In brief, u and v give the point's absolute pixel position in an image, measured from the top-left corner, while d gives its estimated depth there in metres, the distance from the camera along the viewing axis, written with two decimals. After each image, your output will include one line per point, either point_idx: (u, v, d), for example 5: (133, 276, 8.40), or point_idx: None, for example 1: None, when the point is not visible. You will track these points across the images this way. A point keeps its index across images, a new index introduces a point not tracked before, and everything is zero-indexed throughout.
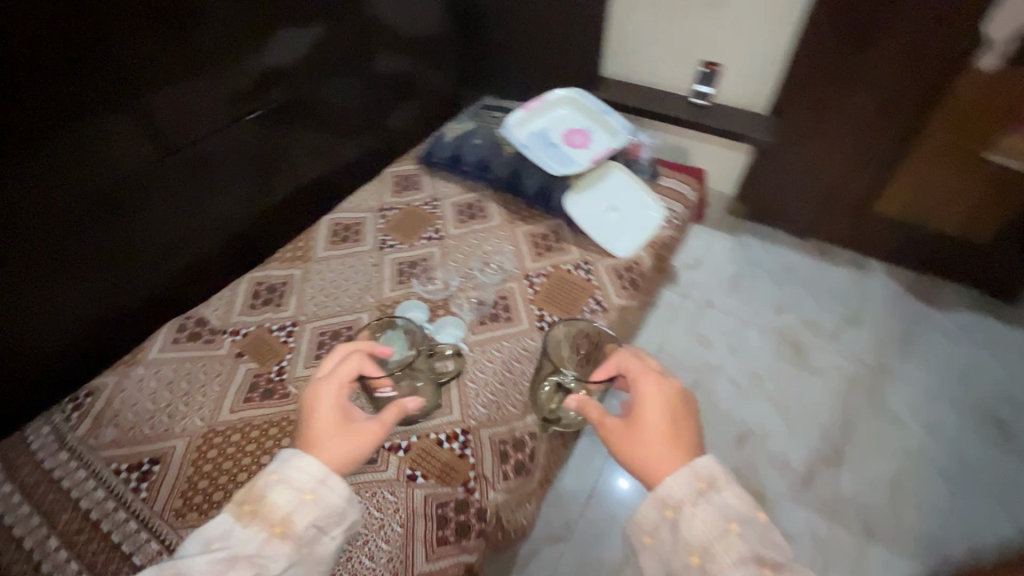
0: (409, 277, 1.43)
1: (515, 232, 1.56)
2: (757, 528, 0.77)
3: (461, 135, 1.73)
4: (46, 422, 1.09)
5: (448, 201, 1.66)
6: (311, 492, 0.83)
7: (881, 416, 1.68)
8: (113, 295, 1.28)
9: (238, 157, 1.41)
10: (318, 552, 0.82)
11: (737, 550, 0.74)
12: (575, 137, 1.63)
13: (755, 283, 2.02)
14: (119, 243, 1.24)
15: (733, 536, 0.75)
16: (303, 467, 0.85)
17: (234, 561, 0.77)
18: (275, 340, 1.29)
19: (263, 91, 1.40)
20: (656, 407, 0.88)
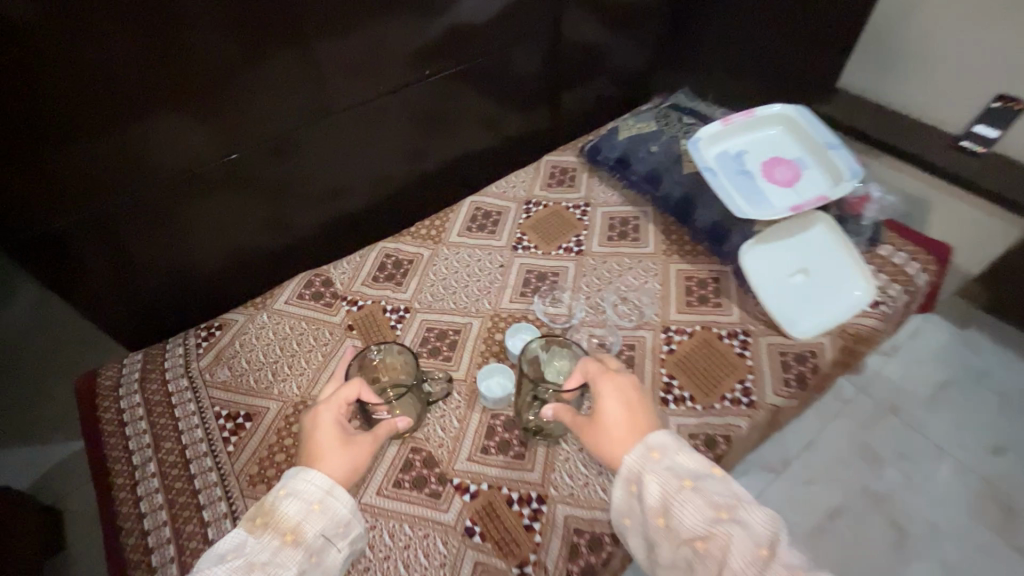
0: (534, 292, 1.29)
1: (667, 268, 1.32)
2: (709, 476, 0.76)
3: (638, 136, 1.49)
4: (181, 344, 1.20)
5: (601, 210, 1.46)
6: (318, 505, 0.81)
7: None
8: (264, 230, 1.34)
9: (399, 118, 1.35)
10: (328, 562, 0.79)
11: (698, 509, 0.74)
12: (779, 171, 1.28)
13: (971, 402, 1.51)
14: (275, 183, 1.26)
15: (691, 495, 0.75)
16: (307, 480, 0.83)
17: (250, 572, 0.75)
18: (385, 322, 1.26)
19: (438, 55, 1.30)
20: (614, 397, 0.86)
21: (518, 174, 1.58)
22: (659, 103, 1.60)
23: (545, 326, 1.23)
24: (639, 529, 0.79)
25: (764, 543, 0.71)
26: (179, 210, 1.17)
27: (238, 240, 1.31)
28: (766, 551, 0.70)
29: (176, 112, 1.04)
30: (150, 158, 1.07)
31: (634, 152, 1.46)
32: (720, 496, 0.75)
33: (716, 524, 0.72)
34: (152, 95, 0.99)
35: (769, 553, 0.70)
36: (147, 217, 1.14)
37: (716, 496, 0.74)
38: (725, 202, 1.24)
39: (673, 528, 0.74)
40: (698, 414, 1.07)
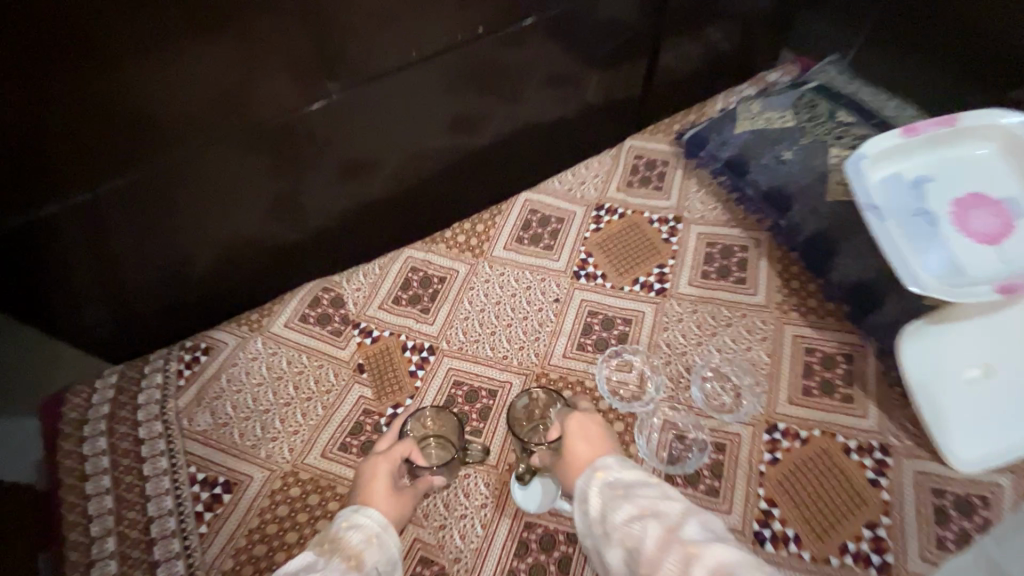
0: (596, 346, 0.99)
1: (780, 332, 0.97)
2: (650, 487, 0.66)
3: (763, 132, 1.08)
4: (160, 370, 1.00)
5: (696, 231, 1.10)
6: (378, 539, 0.72)
7: None
8: (272, 215, 0.98)
9: (453, 80, 0.95)
10: None
11: (642, 525, 0.63)
12: (976, 224, 0.88)
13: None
14: (286, 164, 0.92)
15: (630, 506, 0.65)
16: (358, 517, 0.74)
17: None
18: (404, 364, 1.00)
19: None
20: (578, 433, 0.77)
21: (590, 164, 1.22)
22: (799, 79, 1.14)
23: (605, 400, 0.93)
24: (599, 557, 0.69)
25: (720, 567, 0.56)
26: (157, 201, 0.85)
27: (241, 237, 0.98)
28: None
29: (131, 64, 0.69)
30: (105, 131, 0.74)
31: (754, 157, 1.06)
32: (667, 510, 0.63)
33: (660, 543, 0.60)
34: (86, 35, 0.65)
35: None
36: (115, 210, 0.83)
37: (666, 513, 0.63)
38: (890, 259, 0.85)
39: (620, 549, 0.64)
40: (803, 566, 0.79)
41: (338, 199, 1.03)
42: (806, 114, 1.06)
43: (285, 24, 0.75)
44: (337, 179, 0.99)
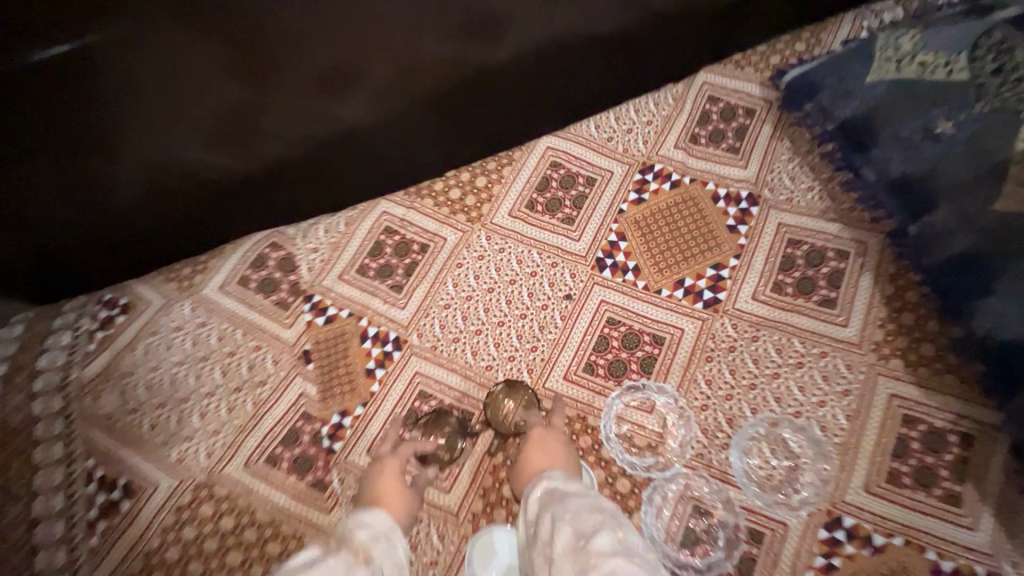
0: (610, 370, 0.74)
1: (872, 389, 0.69)
2: (580, 498, 0.54)
3: (916, 83, 0.70)
4: (69, 329, 0.81)
5: (779, 223, 0.78)
6: (388, 539, 0.54)
7: None
8: (217, 142, 0.74)
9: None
10: None
11: (556, 532, 0.50)
12: None
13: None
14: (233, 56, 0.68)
15: (554, 515, 0.52)
16: (364, 515, 0.56)
17: None
18: (360, 359, 0.78)
19: None
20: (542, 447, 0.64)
21: (642, 104, 0.88)
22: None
23: (608, 448, 0.70)
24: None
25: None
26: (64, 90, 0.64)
27: (171, 165, 0.73)
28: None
29: None
30: None
31: (889, 122, 0.71)
32: (587, 519, 0.50)
33: (566, 560, 0.46)
34: None
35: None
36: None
37: (584, 519, 0.49)
38: None
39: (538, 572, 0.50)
40: None
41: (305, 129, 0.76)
42: (991, 62, 0.68)
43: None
44: (304, 100, 0.74)
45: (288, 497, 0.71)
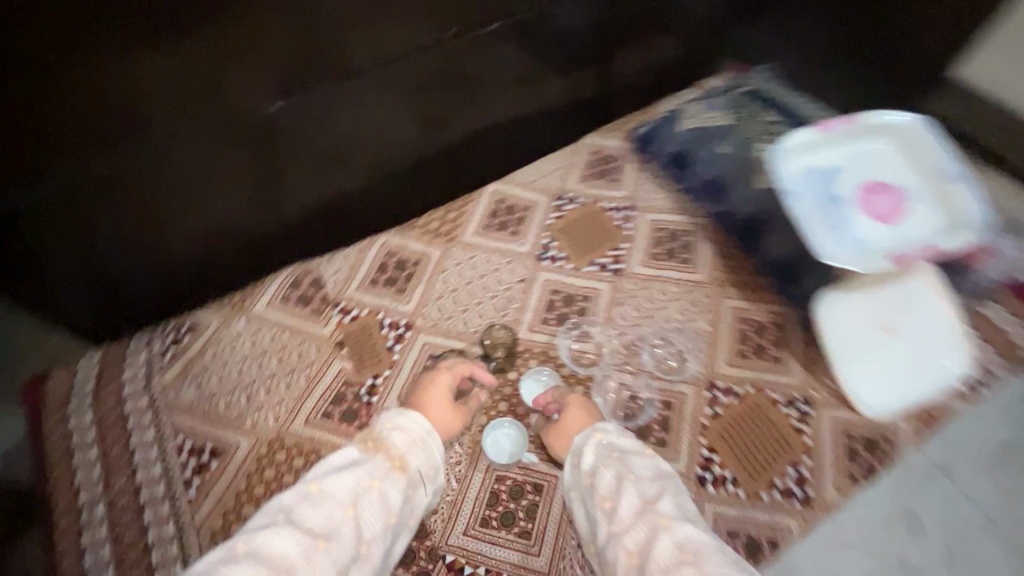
0: (558, 319, 1.09)
1: (719, 305, 1.09)
2: (641, 461, 0.82)
3: (703, 130, 1.23)
4: (145, 347, 1.04)
5: (647, 217, 1.21)
6: (421, 442, 0.82)
7: None
8: (254, 208, 1.03)
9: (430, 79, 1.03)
10: (413, 504, 0.79)
11: (626, 490, 0.77)
12: (877, 201, 1.03)
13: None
14: (261, 152, 0.96)
15: (620, 476, 0.80)
16: (409, 418, 0.84)
17: (361, 495, 0.72)
18: (381, 339, 1.07)
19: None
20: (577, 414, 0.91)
21: (550, 159, 1.33)
22: (737, 84, 1.30)
23: (566, 366, 1.04)
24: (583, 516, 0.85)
25: (688, 546, 0.69)
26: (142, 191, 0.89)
27: (225, 225, 1.03)
28: (682, 556, 0.68)
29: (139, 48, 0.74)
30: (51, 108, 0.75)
31: (695, 151, 1.21)
32: (649, 488, 0.78)
33: (636, 514, 0.75)
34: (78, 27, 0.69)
35: (688, 557, 0.67)
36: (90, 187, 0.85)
37: (649, 487, 0.78)
38: (805, 235, 1.00)
39: (599, 512, 0.79)
40: (739, 504, 0.90)
41: (318, 192, 1.08)
42: (737, 114, 1.23)
43: (287, 40, 0.84)
44: (317, 175, 1.05)
45: (342, 437, 0.96)
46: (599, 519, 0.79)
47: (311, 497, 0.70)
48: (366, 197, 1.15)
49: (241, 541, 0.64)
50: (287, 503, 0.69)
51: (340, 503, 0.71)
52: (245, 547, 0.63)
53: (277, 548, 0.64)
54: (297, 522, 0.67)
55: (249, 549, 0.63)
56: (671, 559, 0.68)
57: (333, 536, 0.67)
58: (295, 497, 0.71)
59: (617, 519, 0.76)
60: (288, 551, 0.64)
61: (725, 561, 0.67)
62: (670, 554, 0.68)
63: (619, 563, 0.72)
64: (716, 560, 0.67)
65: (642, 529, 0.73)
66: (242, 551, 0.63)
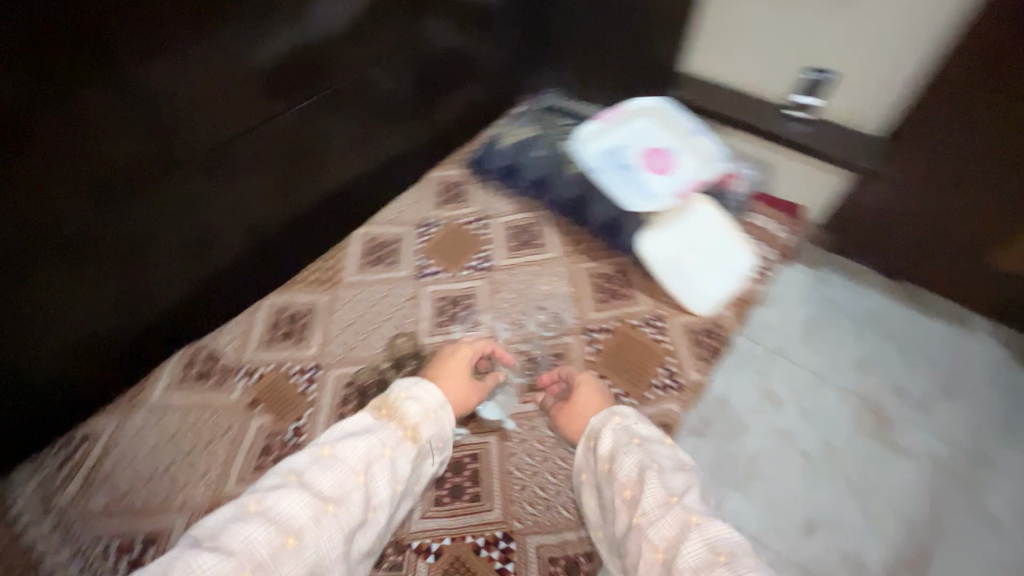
0: (451, 319, 1.24)
1: (575, 270, 1.33)
2: (661, 448, 0.91)
3: (521, 143, 1.52)
4: (35, 473, 0.99)
5: (499, 221, 1.43)
6: (434, 415, 0.94)
7: (970, 512, 1.41)
8: (124, 309, 1.05)
9: (275, 154, 1.16)
10: (422, 471, 0.92)
11: (650, 479, 0.86)
12: (655, 160, 1.37)
13: (835, 333, 1.68)
14: (123, 255, 0.99)
15: (640, 462, 0.89)
16: (423, 390, 0.96)
17: (373, 464, 0.85)
18: (293, 387, 1.12)
19: (305, 76, 1.12)
20: (588, 391, 1.06)
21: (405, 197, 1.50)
22: (532, 105, 1.64)
23: None
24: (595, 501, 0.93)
25: (717, 545, 0.78)
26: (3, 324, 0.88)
27: (94, 334, 1.02)
28: (716, 557, 0.76)
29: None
30: None
31: (520, 159, 1.49)
32: (672, 480, 0.87)
33: (662, 506, 0.83)
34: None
35: (718, 557, 0.76)
36: None
37: (673, 481, 0.86)
38: (616, 199, 1.33)
39: (619, 499, 0.87)
40: (635, 407, 1.11)
41: (190, 278, 1.13)
42: (541, 125, 1.54)
43: (130, 144, 0.92)
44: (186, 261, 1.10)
45: None
46: (620, 510, 0.86)
47: (323, 463, 0.84)
48: (238, 270, 1.22)
49: (254, 501, 0.79)
50: (304, 468, 0.83)
51: (351, 470, 0.84)
52: (258, 507, 0.78)
53: (287, 510, 0.78)
54: (308, 487, 0.81)
55: (262, 509, 0.78)
56: (704, 557, 0.76)
57: (340, 502, 0.81)
58: (309, 461, 0.84)
59: (644, 511, 0.83)
60: (298, 511, 0.78)
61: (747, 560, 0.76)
62: (703, 553, 0.77)
63: (647, 558, 0.80)
64: (743, 560, 0.76)
65: (670, 523, 0.80)
66: (256, 510, 0.78)
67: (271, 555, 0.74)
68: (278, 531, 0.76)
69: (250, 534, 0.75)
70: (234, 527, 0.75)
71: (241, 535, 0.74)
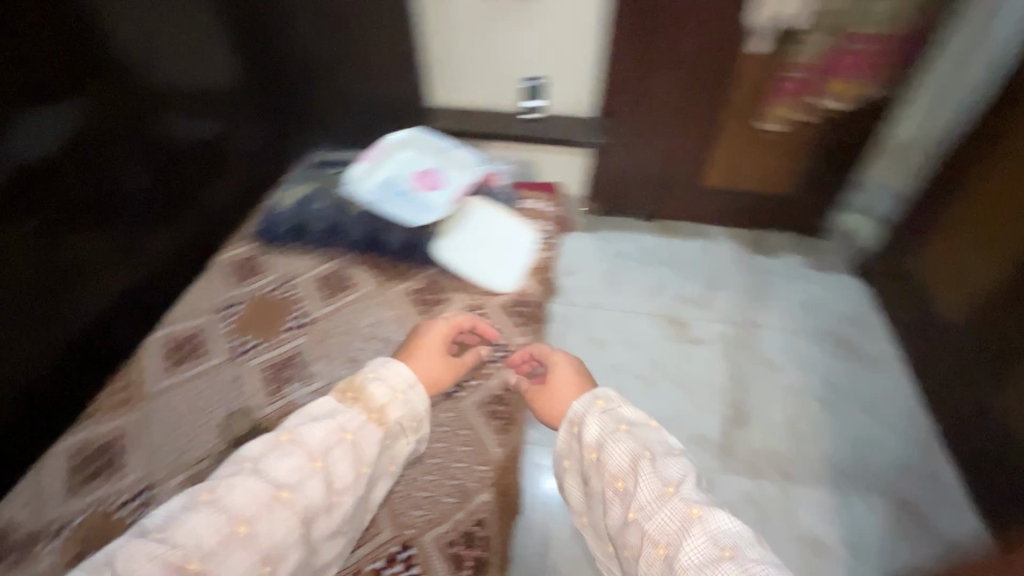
0: (284, 381, 1.23)
1: (391, 294, 1.40)
2: (647, 430, 0.91)
3: (300, 200, 1.57)
4: None
5: (304, 277, 1.44)
6: (404, 394, 0.99)
7: (757, 363, 1.81)
8: None
9: (19, 296, 1.06)
10: (390, 450, 0.96)
11: (636, 468, 0.85)
12: (425, 179, 1.55)
13: (639, 275, 2.08)
14: None
15: (627, 450, 0.88)
16: (389, 370, 1.01)
17: (334, 445, 0.87)
18: (118, 521, 1.00)
19: (30, 201, 1.05)
20: (563, 372, 1.09)
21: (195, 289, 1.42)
22: (301, 166, 1.71)
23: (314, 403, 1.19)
24: (592, 492, 0.93)
25: (721, 539, 0.75)
26: None
27: None
28: (721, 551, 0.73)
29: None
30: None
31: (305, 215, 1.53)
32: (666, 469, 0.85)
33: (659, 498, 0.80)
34: None
35: (724, 551, 0.73)
36: None
37: (667, 472, 0.84)
38: (398, 219, 1.48)
39: (612, 491, 0.86)
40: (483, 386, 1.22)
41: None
42: (314, 180, 1.62)
43: None
44: None
45: None
46: (615, 504, 0.85)
47: (284, 448, 0.84)
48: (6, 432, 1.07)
49: (205, 489, 0.79)
50: (268, 451, 0.84)
51: (308, 456, 0.84)
52: (210, 493, 0.78)
53: (238, 498, 0.77)
54: (264, 472, 0.81)
55: (213, 496, 0.77)
56: (711, 555, 0.73)
57: (297, 488, 0.81)
58: (268, 447, 0.85)
59: (639, 503, 0.81)
60: (253, 496, 0.78)
61: (758, 556, 0.73)
62: (709, 551, 0.74)
63: (650, 557, 0.77)
64: (752, 554, 0.73)
65: (668, 516, 0.78)
66: (206, 497, 0.77)
67: (220, 541, 0.74)
68: (231, 516, 0.76)
69: (196, 524, 0.74)
70: (183, 518, 0.75)
71: (190, 525, 0.74)
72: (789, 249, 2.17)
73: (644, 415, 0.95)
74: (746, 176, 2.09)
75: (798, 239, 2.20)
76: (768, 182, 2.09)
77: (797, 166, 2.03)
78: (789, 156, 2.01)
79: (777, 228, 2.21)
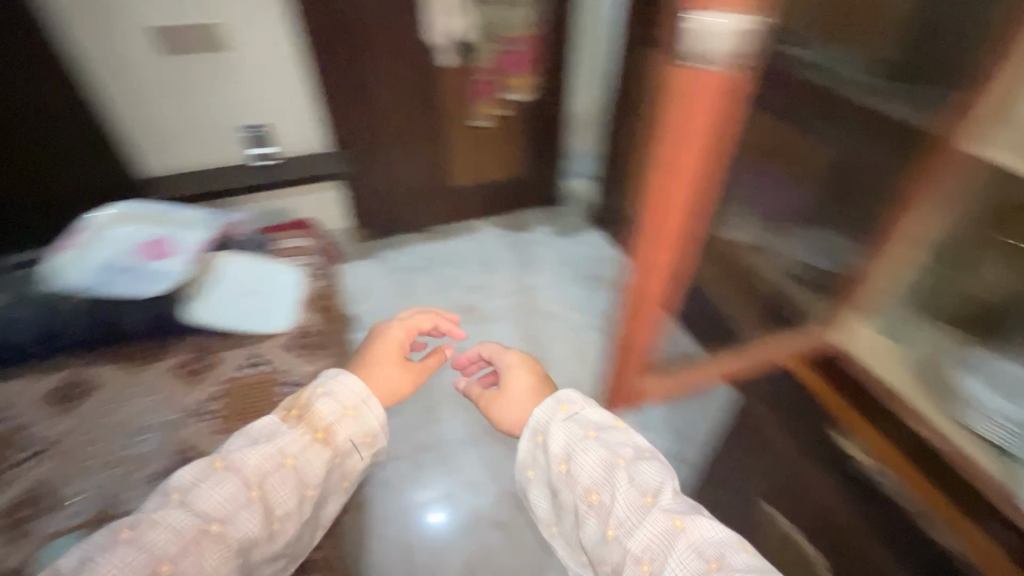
0: (32, 521, 1.02)
1: (148, 378, 1.25)
2: (617, 433, 1.00)
3: None
4: None
5: (25, 399, 1.19)
6: (354, 409, 1.04)
7: (541, 317, 2.10)
8: None
9: None
10: (345, 464, 1.02)
11: (601, 479, 0.93)
12: (150, 250, 1.44)
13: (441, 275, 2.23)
14: None
15: (594, 456, 0.96)
16: (343, 387, 1.04)
17: (270, 474, 0.90)
18: None
19: None
20: (517, 378, 1.20)
21: None
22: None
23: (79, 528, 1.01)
24: (566, 506, 0.99)
25: (706, 550, 0.82)
26: None
27: None
28: (705, 562, 0.80)
29: None
30: None
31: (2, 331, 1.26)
32: (642, 476, 0.91)
33: (639, 510, 0.87)
34: None
35: (712, 565, 0.80)
36: None
37: (640, 479, 0.91)
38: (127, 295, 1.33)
39: (583, 503, 0.93)
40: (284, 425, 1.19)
41: None
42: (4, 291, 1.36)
43: None
44: None
45: None
46: (590, 519, 0.91)
47: (221, 476, 0.88)
48: None
49: (126, 527, 0.80)
50: (208, 479, 0.87)
51: (243, 486, 0.87)
52: (129, 533, 0.79)
53: (170, 533, 0.80)
54: (194, 507, 0.83)
55: (132, 537, 0.78)
56: (687, 559, 0.81)
57: (227, 521, 0.84)
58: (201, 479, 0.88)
59: (618, 517, 0.88)
60: (184, 529, 0.80)
61: (725, 551, 0.82)
62: (694, 557, 0.81)
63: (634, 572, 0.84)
64: (729, 555, 0.81)
65: (647, 528, 0.85)
66: (127, 536, 0.78)
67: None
68: (158, 552, 0.77)
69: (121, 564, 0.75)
70: (103, 559, 0.75)
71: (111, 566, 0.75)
72: (539, 220, 2.54)
73: (614, 420, 1.02)
74: (483, 168, 2.39)
75: (543, 210, 2.58)
76: (502, 168, 2.42)
77: (516, 149, 2.39)
78: (507, 142, 2.35)
79: (525, 206, 2.57)
